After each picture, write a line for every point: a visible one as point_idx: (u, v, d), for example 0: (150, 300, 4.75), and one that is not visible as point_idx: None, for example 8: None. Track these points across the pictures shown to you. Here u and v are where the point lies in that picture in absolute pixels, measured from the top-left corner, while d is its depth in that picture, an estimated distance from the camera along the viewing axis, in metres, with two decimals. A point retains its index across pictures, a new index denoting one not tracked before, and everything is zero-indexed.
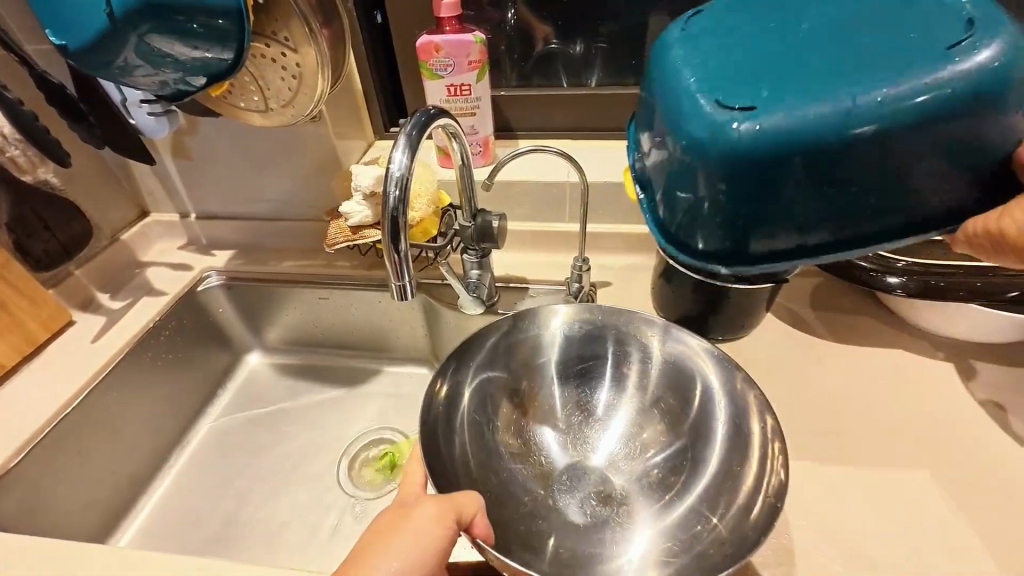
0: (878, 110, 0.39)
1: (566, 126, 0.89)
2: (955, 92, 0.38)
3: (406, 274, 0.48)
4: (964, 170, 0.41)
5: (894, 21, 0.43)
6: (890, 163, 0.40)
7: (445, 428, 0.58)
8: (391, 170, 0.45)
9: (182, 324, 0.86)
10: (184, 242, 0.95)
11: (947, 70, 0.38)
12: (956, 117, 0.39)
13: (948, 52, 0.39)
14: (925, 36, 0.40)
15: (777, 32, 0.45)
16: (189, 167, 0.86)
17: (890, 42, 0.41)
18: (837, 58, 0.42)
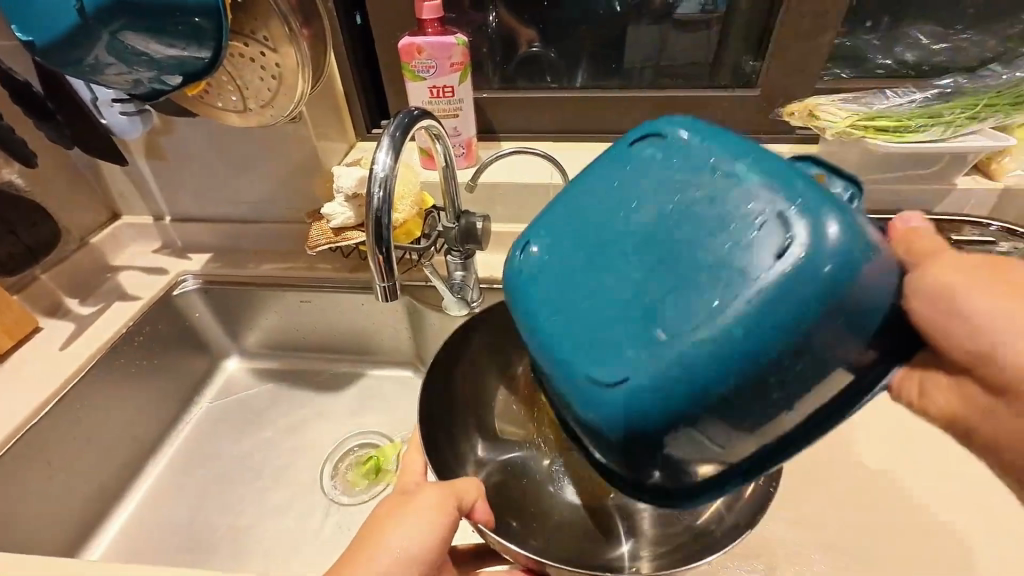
0: (763, 324, 0.29)
1: (548, 128, 0.89)
2: (829, 268, 0.29)
3: (391, 275, 0.48)
4: (881, 310, 0.32)
5: (706, 199, 0.33)
6: (822, 367, 0.31)
7: (442, 412, 0.56)
8: (375, 171, 0.45)
9: (157, 330, 0.83)
10: (159, 246, 0.92)
11: (796, 249, 0.30)
12: (851, 286, 0.30)
13: (778, 260, 0.30)
14: (725, 220, 0.32)
15: (617, 213, 0.36)
16: (164, 168, 0.84)
17: (702, 224, 0.33)
18: (685, 251, 0.32)
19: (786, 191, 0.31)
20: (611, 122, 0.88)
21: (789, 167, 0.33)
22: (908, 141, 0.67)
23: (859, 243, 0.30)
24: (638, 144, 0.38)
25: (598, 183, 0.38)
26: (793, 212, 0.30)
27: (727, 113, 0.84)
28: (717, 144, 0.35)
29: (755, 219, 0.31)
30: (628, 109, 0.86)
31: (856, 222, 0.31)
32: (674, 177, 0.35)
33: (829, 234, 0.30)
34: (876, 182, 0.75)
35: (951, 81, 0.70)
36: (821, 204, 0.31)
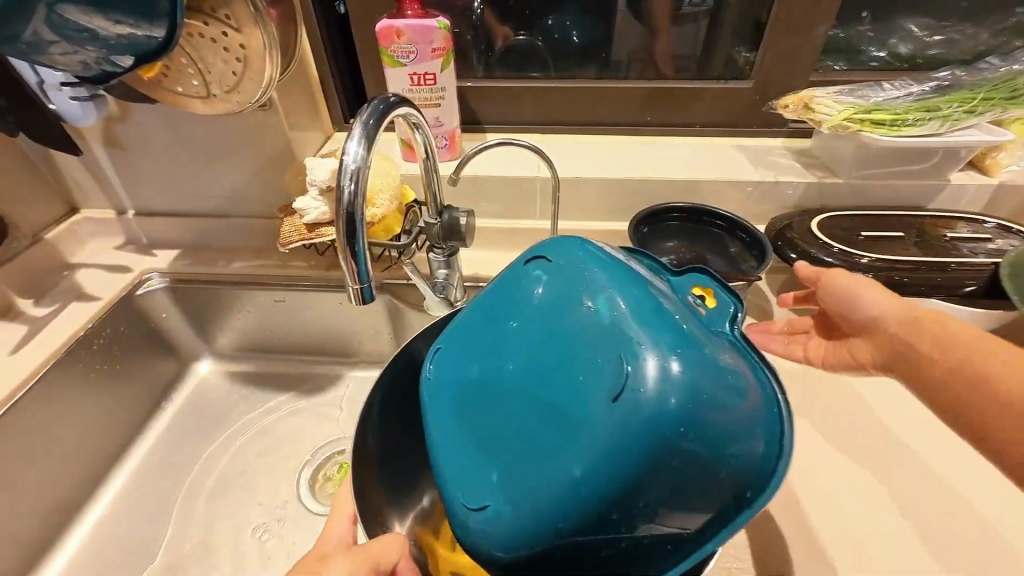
0: (598, 464, 0.32)
1: (534, 120, 0.86)
2: (666, 406, 0.31)
3: (365, 277, 0.44)
4: (739, 435, 0.33)
5: (566, 332, 0.37)
6: (672, 499, 0.32)
7: (381, 452, 0.52)
8: (345, 162, 0.41)
9: (118, 332, 0.78)
10: (122, 242, 0.87)
11: (632, 388, 0.32)
12: (692, 423, 0.32)
13: (617, 401, 0.32)
14: (577, 357, 0.35)
15: (497, 337, 0.40)
16: (124, 158, 0.79)
17: (562, 357, 0.36)
18: (541, 387, 0.36)
19: (635, 331, 0.34)
20: (600, 113, 0.84)
21: (644, 303, 0.36)
22: (902, 136, 0.64)
23: (672, 387, 0.32)
24: (529, 263, 0.43)
25: (487, 303, 0.43)
26: (635, 353, 0.33)
27: (718, 104, 0.82)
28: (583, 273, 0.39)
29: (604, 358, 0.34)
30: (618, 101, 0.83)
31: (700, 357, 0.33)
32: (544, 307, 0.39)
33: (662, 374, 0.32)
34: (870, 177, 0.73)
35: (948, 74, 0.68)
36: (661, 342, 0.33)
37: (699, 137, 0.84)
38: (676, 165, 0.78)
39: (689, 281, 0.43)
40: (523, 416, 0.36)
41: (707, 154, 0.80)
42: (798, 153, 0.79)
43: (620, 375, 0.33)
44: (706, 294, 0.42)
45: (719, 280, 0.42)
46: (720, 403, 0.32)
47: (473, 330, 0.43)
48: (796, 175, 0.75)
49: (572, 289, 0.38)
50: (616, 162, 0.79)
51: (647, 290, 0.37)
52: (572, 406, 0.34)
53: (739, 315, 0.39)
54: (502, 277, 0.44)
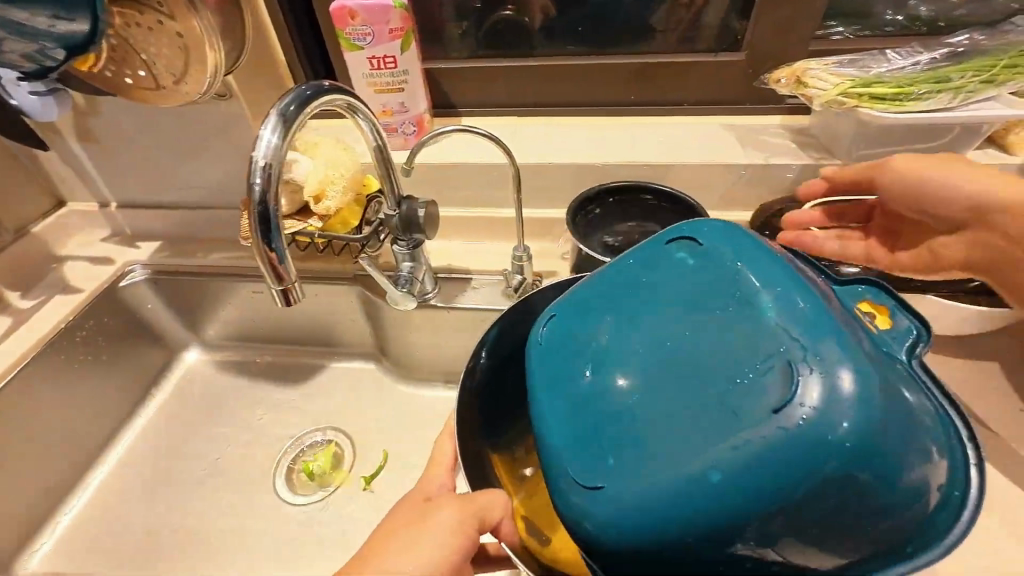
0: (750, 474, 0.31)
1: (510, 101, 0.81)
2: (838, 427, 0.30)
3: (288, 276, 0.42)
4: (905, 478, 0.31)
5: (723, 327, 0.35)
6: (822, 527, 0.31)
7: (486, 400, 0.50)
8: (258, 151, 0.39)
9: (102, 324, 0.80)
10: (108, 234, 0.88)
11: (812, 403, 0.30)
12: (866, 453, 0.30)
13: (778, 413, 0.31)
14: (734, 354, 0.34)
15: (635, 319, 0.39)
16: (100, 152, 0.79)
17: (715, 351, 0.35)
18: (689, 378, 0.34)
19: (816, 339, 0.32)
20: (581, 93, 0.79)
21: (821, 309, 0.34)
22: (908, 111, 0.57)
23: (853, 403, 0.30)
24: (672, 246, 0.41)
25: (623, 281, 0.41)
26: (809, 364, 0.32)
27: (707, 80, 0.75)
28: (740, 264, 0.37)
29: (768, 360, 0.33)
30: (597, 79, 0.77)
31: (881, 380, 0.32)
32: (694, 298, 0.37)
33: (845, 393, 0.31)
34: (874, 158, 0.66)
35: (965, 38, 0.60)
36: (842, 354, 0.32)
37: (688, 116, 0.78)
38: (659, 147, 0.73)
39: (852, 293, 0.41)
40: (664, 405, 0.34)
41: (694, 135, 0.74)
42: (795, 131, 0.73)
43: (792, 383, 0.31)
44: (879, 313, 0.39)
45: (898, 299, 0.40)
46: (891, 427, 0.31)
47: (600, 303, 0.41)
48: (790, 156, 0.69)
49: (731, 282, 0.37)
50: (594, 145, 0.74)
51: (816, 294, 0.35)
52: (726, 403, 0.32)
53: (919, 344, 0.37)
54: (639, 256, 0.42)
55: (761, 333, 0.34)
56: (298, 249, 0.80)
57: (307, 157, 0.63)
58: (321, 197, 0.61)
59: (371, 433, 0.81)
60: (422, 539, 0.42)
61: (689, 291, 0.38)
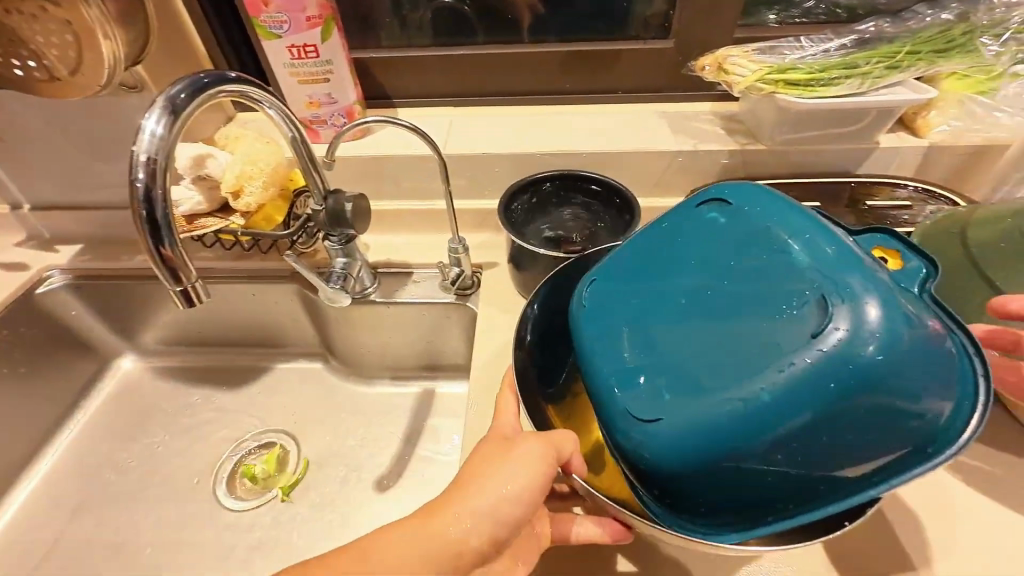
0: (796, 399, 0.32)
1: (447, 91, 0.80)
2: (873, 348, 0.32)
3: (186, 276, 0.40)
4: (932, 392, 0.33)
5: (755, 269, 0.37)
6: (861, 443, 0.33)
7: (539, 356, 0.51)
8: (141, 141, 0.37)
9: (17, 333, 0.75)
10: (23, 238, 0.83)
11: (849, 329, 0.32)
12: (898, 372, 0.32)
13: (816, 339, 0.33)
14: (769, 293, 0.36)
15: (674, 270, 0.41)
16: (6, 150, 0.74)
17: (752, 290, 0.36)
18: (729, 318, 0.36)
19: (848, 274, 0.34)
20: (518, 82, 0.79)
21: (850, 248, 0.36)
22: (818, 96, 0.60)
23: (887, 325, 0.32)
24: (703, 207, 0.43)
25: (659, 237, 0.43)
26: (840, 297, 0.33)
27: (639, 68, 0.76)
28: (767, 212, 0.39)
29: (803, 296, 0.34)
30: (533, 67, 0.77)
31: (909, 307, 0.34)
32: (727, 249, 0.39)
33: (880, 319, 0.32)
34: (795, 143, 0.68)
35: (872, 25, 0.63)
36: (871, 285, 0.34)
37: (624, 103, 0.78)
38: (593, 135, 0.73)
39: (871, 241, 0.43)
40: (710, 341, 0.36)
41: (628, 122, 0.75)
42: (725, 118, 0.74)
43: (829, 312, 0.33)
44: (890, 256, 0.41)
45: (906, 243, 0.42)
46: (920, 347, 0.33)
47: (638, 258, 0.43)
48: (719, 142, 0.70)
49: (762, 230, 0.39)
50: (530, 134, 0.74)
51: (841, 236, 0.37)
52: (768, 334, 0.34)
53: (929, 280, 0.38)
54: (670, 216, 0.44)
55: (795, 270, 0.36)
56: (225, 247, 0.76)
57: (226, 153, 0.60)
58: (239, 193, 0.59)
59: (316, 433, 0.79)
60: (508, 472, 0.39)
61: (722, 240, 0.40)
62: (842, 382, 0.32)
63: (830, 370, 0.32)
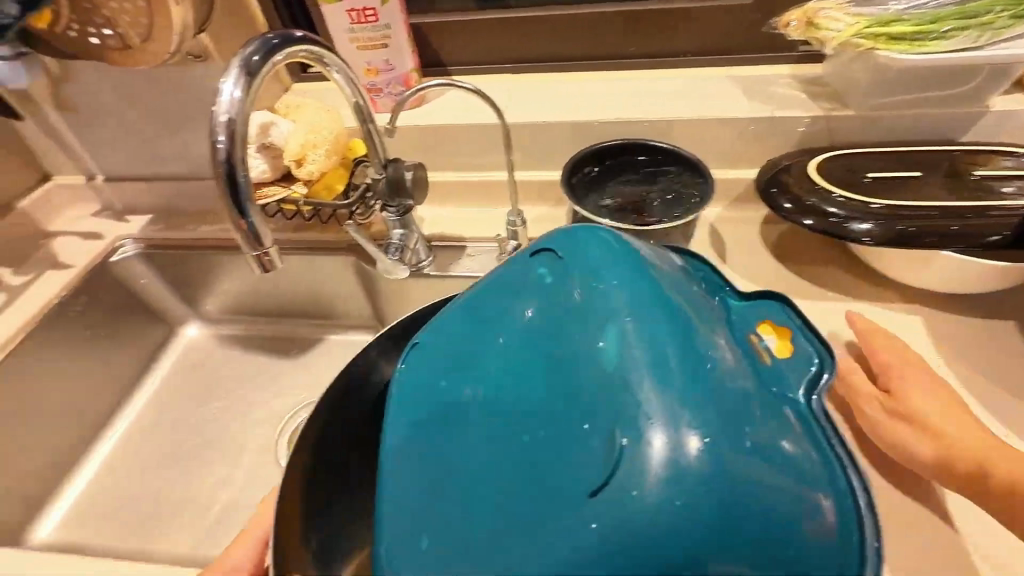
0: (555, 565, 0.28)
1: (503, 58, 0.77)
2: (653, 509, 0.26)
3: (264, 240, 0.40)
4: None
5: (558, 371, 0.32)
6: None
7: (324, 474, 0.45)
8: (219, 106, 0.36)
9: (95, 298, 0.79)
10: (97, 208, 0.87)
11: (625, 476, 0.27)
12: (696, 545, 0.25)
13: (595, 497, 0.27)
14: (561, 414, 0.31)
15: (485, 351, 0.36)
16: (81, 122, 0.77)
17: (549, 403, 0.31)
18: (521, 434, 0.32)
19: (639, 392, 0.28)
20: (578, 47, 0.75)
21: (671, 350, 0.29)
22: (925, 53, 0.53)
23: (681, 479, 0.26)
24: (538, 259, 0.38)
25: (490, 315, 0.38)
26: (630, 429, 0.27)
27: (712, 28, 0.71)
28: (588, 295, 0.33)
29: (591, 425, 0.29)
30: (595, 30, 0.73)
31: (734, 442, 0.27)
32: (543, 333, 0.34)
33: (671, 462, 0.26)
34: (890, 106, 0.62)
35: None
36: (672, 412, 0.27)
37: (692, 67, 0.73)
38: (661, 101, 0.69)
39: (756, 310, 0.34)
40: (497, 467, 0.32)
41: (698, 87, 0.70)
42: (806, 81, 0.68)
43: (611, 451, 0.27)
44: (781, 337, 0.33)
45: (802, 318, 0.34)
46: (729, 506, 0.26)
47: (459, 344, 0.38)
48: (800, 109, 0.65)
49: (576, 310, 0.33)
50: (592, 100, 0.70)
51: (674, 332, 0.30)
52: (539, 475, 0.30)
53: (821, 382, 0.30)
54: (506, 284, 0.38)
55: (587, 391, 0.30)
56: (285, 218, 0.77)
57: (288, 121, 0.60)
58: (302, 161, 0.58)
59: None
60: None
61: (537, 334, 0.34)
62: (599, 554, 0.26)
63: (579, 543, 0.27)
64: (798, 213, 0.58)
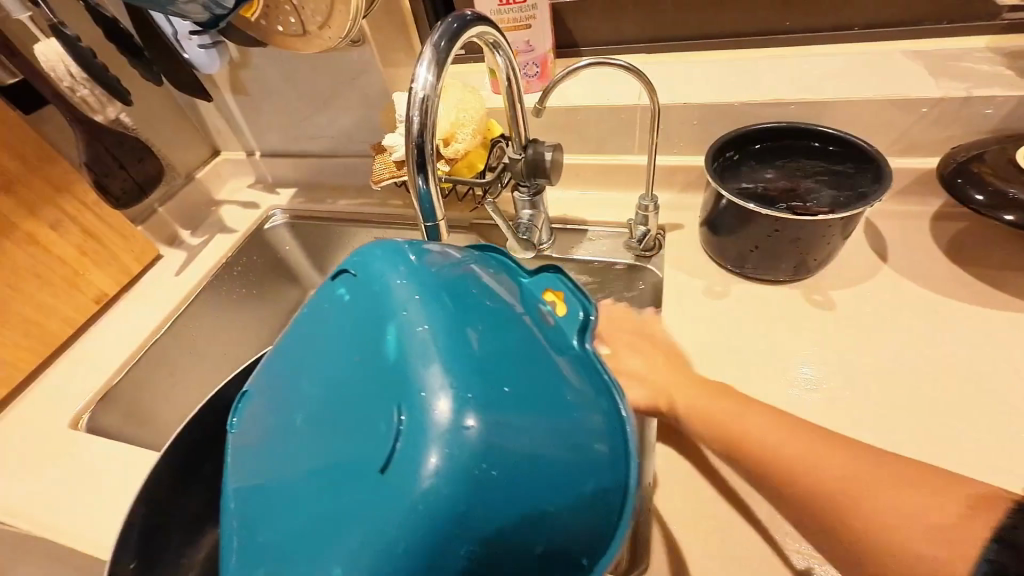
0: (374, 551, 0.26)
1: (641, 36, 0.74)
2: (460, 472, 0.27)
3: (436, 214, 0.43)
4: (559, 499, 0.29)
5: (351, 372, 0.33)
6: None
7: None
8: (414, 89, 0.39)
9: (251, 261, 0.89)
10: (253, 180, 0.98)
11: (405, 451, 0.28)
12: (501, 490, 0.27)
13: (383, 474, 0.28)
14: (361, 397, 0.31)
15: (297, 356, 0.37)
16: (248, 103, 0.86)
17: (339, 398, 0.32)
18: (313, 437, 0.32)
19: (421, 373, 0.29)
20: (724, 24, 0.71)
21: (442, 331, 0.31)
22: None
23: (478, 443, 0.27)
24: (337, 282, 0.39)
25: (299, 323, 0.39)
26: (419, 405, 0.28)
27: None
28: (385, 287, 0.34)
29: (386, 407, 0.29)
30: (749, 5, 0.68)
31: (506, 399, 0.29)
32: (345, 328, 0.35)
33: (449, 432, 0.27)
34: None
35: None
36: (445, 380, 0.29)
37: (858, 43, 0.66)
38: (822, 80, 0.63)
39: (542, 282, 0.39)
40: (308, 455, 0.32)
41: (870, 64, 0.63)
42: (1010, 56, 0.59)
43: (389, 432, 0.28)
44: (558, 298, 0.37)
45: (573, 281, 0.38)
46: (519, 454, 0.28)
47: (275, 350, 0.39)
48: (1003, 86, 0.56)
49: (372, 315, 0.34)
50: (740, 79, 0.66)
51: (455, 311, 0.32)
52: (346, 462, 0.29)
53: (591, 324, 0.36)
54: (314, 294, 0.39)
55: (387, 375, 0.31)
56: None
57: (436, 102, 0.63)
58: (450, 140, 0.61)
59: None
60: None
61: (343, 327, 0.35)
62: (408, 532, 0.26)
63: (389, 519, 0.26)
64: (992, 207, 0.50)
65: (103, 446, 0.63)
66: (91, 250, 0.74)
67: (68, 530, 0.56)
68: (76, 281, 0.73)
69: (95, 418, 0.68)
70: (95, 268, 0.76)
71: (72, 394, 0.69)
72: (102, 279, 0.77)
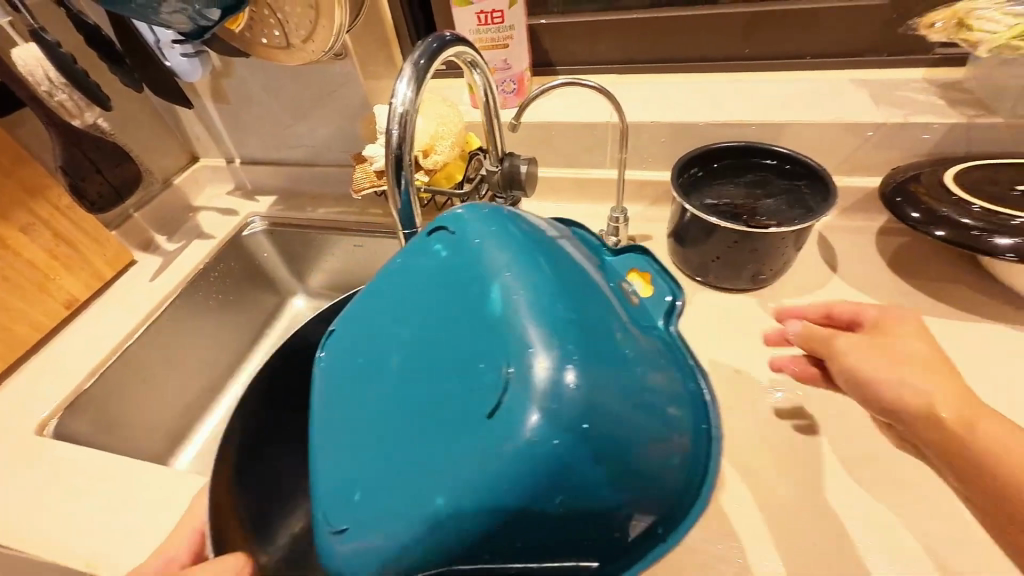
0: (470, 490, 0.26)
1: (613, 59, 0.79)
2: (556, 425, 0.26)
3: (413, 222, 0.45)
4: (643, 468, 0.27)
5: (448, 324, 0.32)
6: (571, 538, 0.27)
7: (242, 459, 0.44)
8: (394, 104, 0.41)
9: (230, 267, 0.89)
10: (232, 187, 0.98)
11: (512, 403, 0.27)
12: (593, 450, 0.26)
13: (486, 422, 0.27)
14: (462, 349, 0.31)
15: (389, 315, 0.37)
16: (229, 111, 0.87)
17: (434, 353, 0.32)
18: (412, 391, 0.32)
19: (522, 329, 0.29)
20: (689, 49, 0.75)
21: (544, 287, 0.30)
22: None
23: (580, 398, 0.26)
24: (432, 239, 0.38)
25: (389, 284, 0.38)
26: (523, 357, 0.28)
27: (836, 31, 0.69)
28: (481, 247, 0.34)
29: (489, 358, 0.29)
30: (711, 33, 0.73)
31: (613, 357, 0.28)
32: (439, 287, 0.34)
33: (550, 388, 0.26)
34: None
35: None
36: (547, 336, 0.28)
37: (811, 71, 0.72)
38: (778, 103, 0.67)
39: (625, 264, 0.39)
40: (403, 406, 0.32)
41: (821, 90, 0.68)
42: (944, 87, 0.65)
43: (497, 381, 0.28)
44: (642, 278, 0.37)
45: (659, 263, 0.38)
46: (620, 415, 0.27)
47: (360, 311, 0.39)
48: (937, 114, 0.61)
49: (469, 274, 0.33)
50: (704, 101, 0.70)
51: (557, 272, 0.31)
52: (449, 409, 0.29)
53: (676, 307, 0.35)
54: (405, 254, 0.39)
55: (486, 328, 0.30)
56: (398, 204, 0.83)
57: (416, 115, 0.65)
58: (429, 152, 0.64)
59: None
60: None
61: (435, 286, 0.35)
62: (500, 475, 0.26)
63: (484, 463, 0.26)
64: (927, 223, 0.54)
65: (71, 451, 0.62)
66: (62, 255, 0.73)
67: (31, 539, 0.55)
68: (47, 285, 0.72)
69: (63, 425, 0.66)
70: (66, 272, 0.75)
71: (39, 399, 0.68)
72: (73, 284, 0.76)
